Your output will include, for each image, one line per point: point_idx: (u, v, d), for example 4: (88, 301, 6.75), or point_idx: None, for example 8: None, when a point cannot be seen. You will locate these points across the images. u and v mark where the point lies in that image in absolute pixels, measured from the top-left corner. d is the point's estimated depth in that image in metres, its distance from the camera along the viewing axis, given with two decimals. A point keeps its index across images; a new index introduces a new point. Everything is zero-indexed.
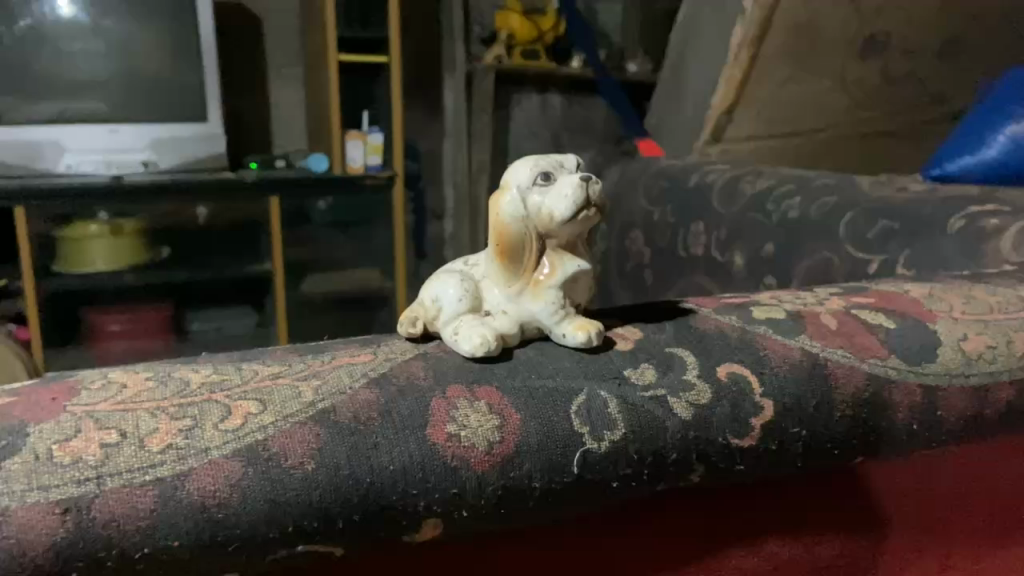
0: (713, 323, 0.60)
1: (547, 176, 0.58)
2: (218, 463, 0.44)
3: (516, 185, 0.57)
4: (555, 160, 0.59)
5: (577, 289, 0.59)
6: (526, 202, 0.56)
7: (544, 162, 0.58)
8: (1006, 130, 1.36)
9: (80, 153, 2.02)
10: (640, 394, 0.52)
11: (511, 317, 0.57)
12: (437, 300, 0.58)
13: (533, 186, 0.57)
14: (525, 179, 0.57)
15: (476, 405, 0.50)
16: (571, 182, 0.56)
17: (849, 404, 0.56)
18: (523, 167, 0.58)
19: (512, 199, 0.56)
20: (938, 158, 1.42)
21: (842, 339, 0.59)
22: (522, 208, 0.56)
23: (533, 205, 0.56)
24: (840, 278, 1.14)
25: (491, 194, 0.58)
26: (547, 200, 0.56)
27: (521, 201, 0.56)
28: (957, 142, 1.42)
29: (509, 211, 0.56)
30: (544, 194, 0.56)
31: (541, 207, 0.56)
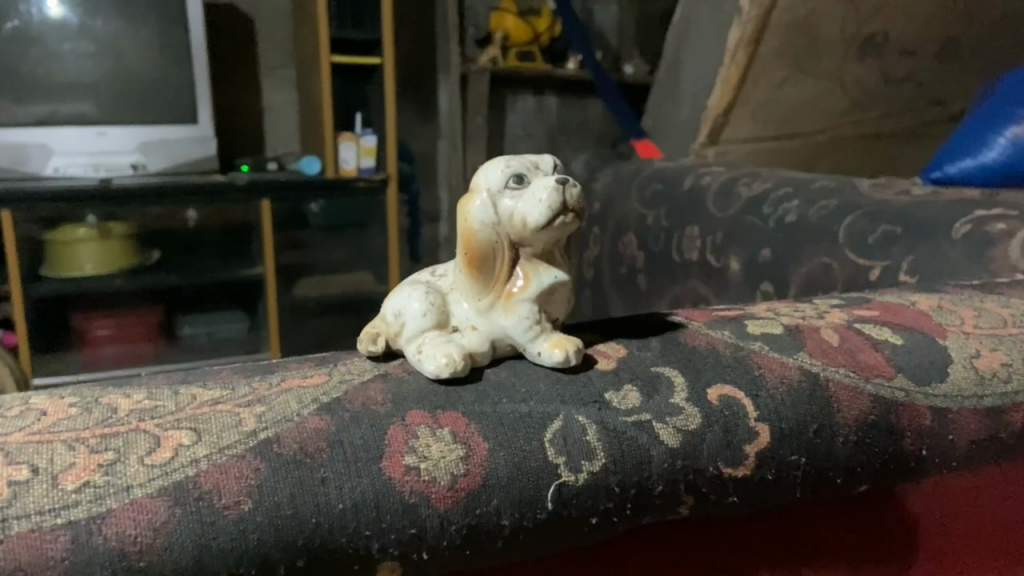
0: (704, 338, 0.55)
1: (520, 179, 0.53)
2: (139, 502, 0.39)
3: (486, 189, 0.52)
4: (530, 160, 0.54)
5: (553, 302, 0.54)
6: (497, 207, 0.52)
7: (517, 163, 0.53)
8: (1006, 132, 1.31)
9: (68, 156, 1.97)
10: (621, 420, 0.47)
11: (481, 334, 0.52)
12: (400, 314, 0.54)
13: (504, 190, 0.52)
14: (496, 182, 0.52)
15: (436, 433, 0.45)
16: (546, 185, 0.51)
17: (852, 428, 0.51)
18: (494, 169, 0.53)
19: (481, 204, 0.51)
20: (937, 159, 1.37)
21: (845, 356, 0.54)
22: (491, 213, 0.51)
23: (504, 210, 0.51)
24: (840, 284, 1.09)
25: (460, 197, 0.53)
26: (520, 205, 0.51)
27: (491, 206, 0.51)
28: (958, 144, 1.37)
29: (478, 217, 0.51)
30: (516, 199, 0.52)
31: (514, 212, 0.51)
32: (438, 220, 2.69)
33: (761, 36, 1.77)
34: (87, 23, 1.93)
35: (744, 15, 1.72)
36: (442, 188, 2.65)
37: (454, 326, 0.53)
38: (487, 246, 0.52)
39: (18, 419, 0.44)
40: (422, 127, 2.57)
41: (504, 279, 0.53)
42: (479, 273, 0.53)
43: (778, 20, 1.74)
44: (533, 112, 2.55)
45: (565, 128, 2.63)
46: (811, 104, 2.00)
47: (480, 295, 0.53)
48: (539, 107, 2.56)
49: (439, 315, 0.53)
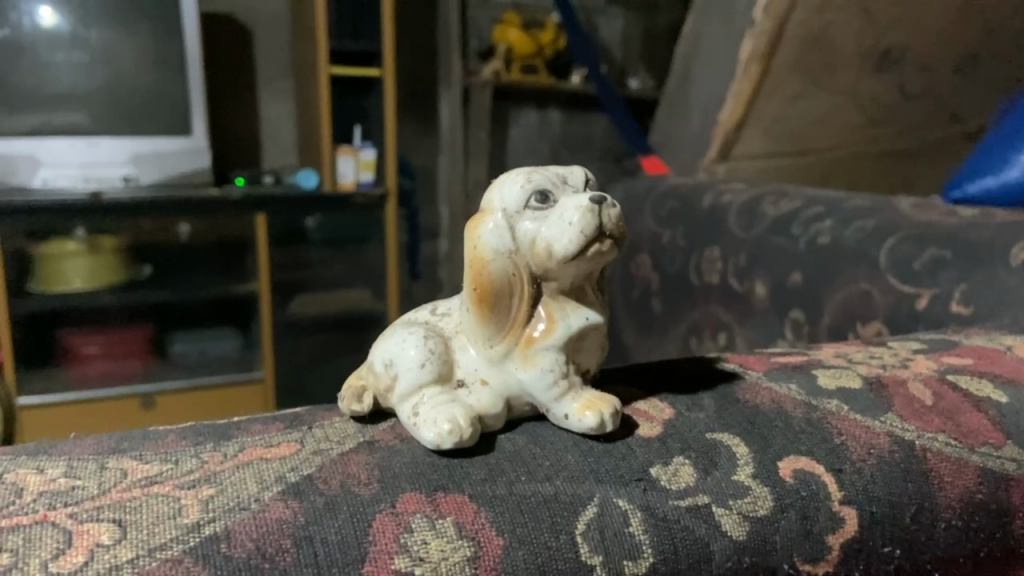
0: (768, 395, 0.46)
1: (543, 197, 0.43)
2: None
3: (501, 210, 0.42)
4: (556, 173, 0.44)
5: (582, 349, 0.44)
6: (515, 230, 0.42)
7: (540, 176, 0.44)
8: None
9: (57, 167, 1.87)
10: (673, 505, 0.37)
11: (493, 391, 0.42)
12: (391, 364, 0.43)
13: (525, 210, 0.42)
14: (515, 200, 0.42)
15: (436, 526, 0.34)
16: (577, 206, 0.42)
17: (956, 511, 0.41)
18: (511, 183, 0.43)
19: (495, 227, 0.42)
20: (960, 176, 1.26)
21: (941, 418, 0.44)
22: (507, 240, 0.41)
23: (524, 236, 0.42)
24: (881, 314, 0.99)
25: (469, 218, 0.44)
26: (544, 229, 0.41)
27: (508, 231, 0.41)
28: (982, 159, 1.27)
29: (491, 243, 0.42)
30: (539, 222, 0.42)
31: (536, 240, 0.41)
32: (439, 236, 2.58)
33: (775, 48, 1.68)
34: (78, 32, 1.84)
35: (758, 27, 1.63)
36: (443, 203, 2.55)
37: (459, 380, 0.43)
38: (502, 280, 0.42)
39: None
40: (423, 141, 2.48)
41: (521, 322, 0.42)
42: (492, 314, 0.42)
43: (793, 32, 1.65)
44: (537, 127, 2.46)
45: (569, 142, 2.54)
46: (826, 120, 1.90)
47: (492, 341, 0.43)
48: (543, 121, 2.47)
49: (440, 367, 0.43)
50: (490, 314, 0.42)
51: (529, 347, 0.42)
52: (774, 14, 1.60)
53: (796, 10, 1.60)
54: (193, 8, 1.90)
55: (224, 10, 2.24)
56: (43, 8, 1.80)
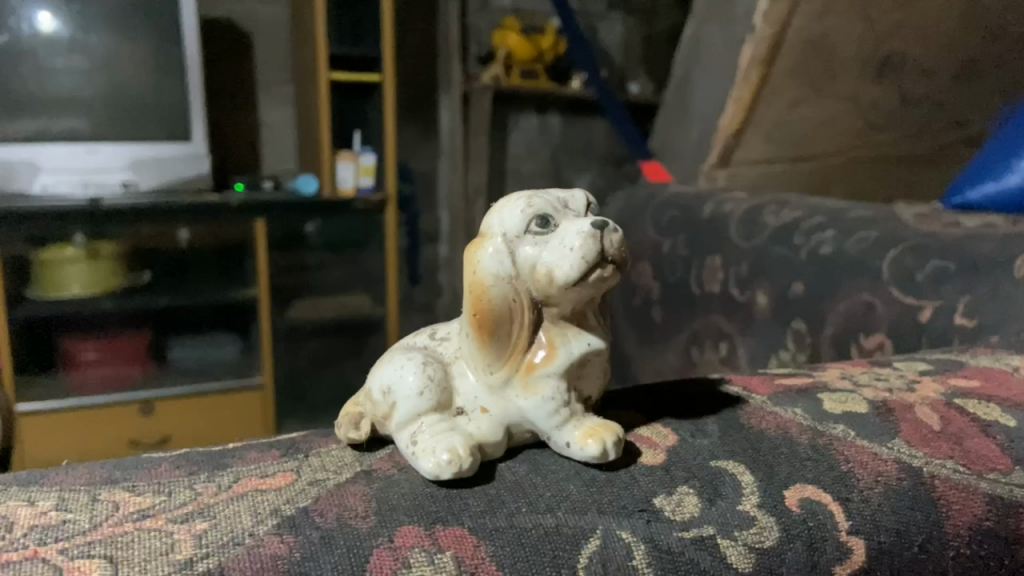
0: (773, 420, 0.45)
1: (545, 221, 0.42)
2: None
3: (501, 234, 0.41)
4: (558, 196, 0.44)
5: (584, 375, 0.43)
6: (515, 256, 0.41)
7: (542, 200, 0.43)
8: None
9: (56, 173, 1.86)
10: (677, 537, 0.36)
11: (493, 419, 0.42)
12: (389, 391, 0.43)
13: (525, 235, 0.41)
14: (515, 225, 0.42)
15: (435, 560, 0.33)
16: (579, 231, 0.41)
17: (965, 539, 0.40)
18: (511, 208, 0.42)
19: (495, 252, 0.41)
20: (960, 183, 1.26)
21: (949, 444, 0.43)
22: (508, 265, 0.41)
23: (525, 261, 0.41)
24: (884, 325, 0.98)
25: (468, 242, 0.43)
26: (545, 255, 0.41)
27: (509, 256, 0.41)
28: (982, 167, 1.26)
29: (491, 269, 0.41)
30: (540, 247, 0.41)
31: (536, 265, 0.41)
32: (439, 242, 2.58)
33: (775, 55, 1.68)
34: (78, 38, 1.84)
35: (758, 34, 1.63)
36: (443, 209, 2.55)
37: (459, 408, 0.42)
38: (503, 306, 0.41)
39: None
40: (423, 147, 2.47)
41: (522, 348, 0.42)
42: (492, 340, 0.41)
43: (793, 38, 1.65)
44: (537, 133, 2.46)
45: (569, 148, 2.54)
46: (826, 126, 1.90)
47: (491, 368, 0.42)
48: (543, 127, 2.47)
49: (440, 395, 0.42)
50: (490, 340, 0.41)
51: (530, 374, 0.42)
52: (774, 21, 1.59)
53: (796, 17, 1.60)
54: (193, 14, 1.89)
55: (224, 16, 2.24)
56: (42, 13, 1.79)
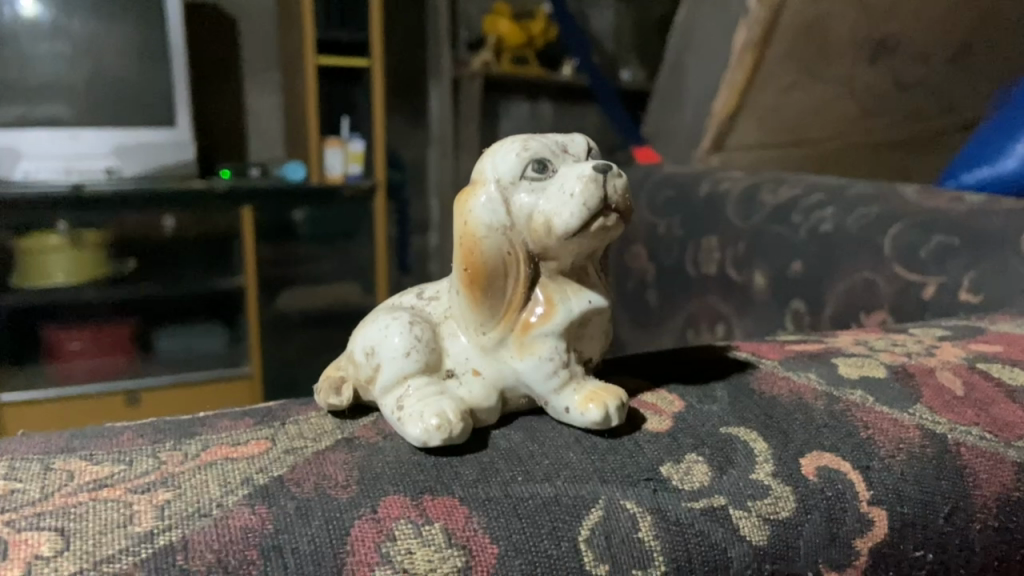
0: (786, 385, 0.42)
1: (541, 166, 0.41)
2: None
3: (495, 181, 0.40)
4: (556, 140, 0.43)
5: (584, 332, 0.42)
6: (509, 203, 0.40)
7: (538, 143, 0.42)
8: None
9: (38, 159, 1.82)
10: (686, 508, 0.33)
11: (485, 383, 0.40)
12: (373, 352, 0.41)
13: (521, 181, 0.40)
14: (510, 171, 0.41)
15: (423, 533, 0.30)
16: (578, 175, 0.40)
17: (991, 511, 0.37)
18: (506, 152, 0.41)
19: (488, 201, 0.40)
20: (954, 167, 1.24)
21: (975, 410, 0.41)
22: (502, 214, 0.40)
23: (521, 209, 0.40)
24: (887, 303, 0.96)
25: (460, 191, 0.42)
26: (542, 203, 0.40)
27: (503, 204, 0.40)
28: (977, 150, 1.24)
29: (484, 219, 0.40)
30: (537, 194, 0.40)
31: (533, 213, 0.40)
32: (429, 229, 2.54)
33: (769, 37, 1.66)
34: (60, 21, 1.79)
35: (752, 16, 1.62)
36: (433, 196, 2.51)
37: (449, 370, 0.41)
38: (497, 259, 0.40)
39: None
40: (412, 133, 2.44)
41: (518, 306, 0.41)
42: (485, 296, 0.40)
43: (789, 20, 1.62)
44: (528, 118, 2.43)
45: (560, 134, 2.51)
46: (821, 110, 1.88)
47: (485, 327, 0.41)
48: (534, 113, 2.44)
49: (427, 357, 0.40)
50: (483, 297, 0.40)
51: (526, 333, 0.40)
52: None
53: None
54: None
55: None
56: None
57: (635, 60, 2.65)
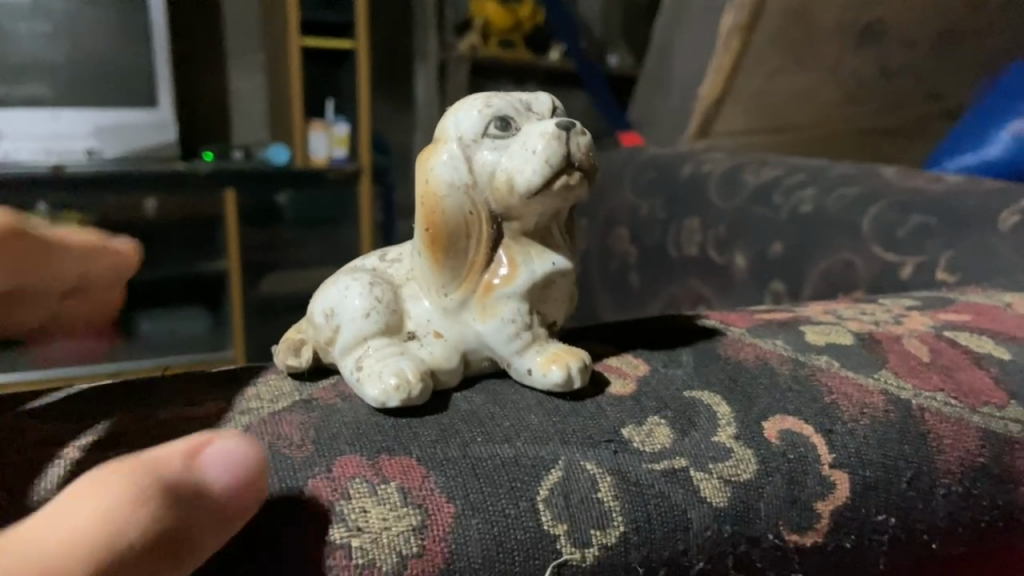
0: (752, 351, 0.42)
1: (504, 124, 0.44)
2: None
3: (457, 139, 0.43)
4: (520, 99, 0.45)
5: (547, 293, 0.45)
6: (472, 160, 0.42)
7: (501, 102, 0.44)
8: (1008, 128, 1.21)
9: (18, 140, 1.80)
10: (646, 469, 0.33)
11: (447, 344, 0.43)
12: (333, 313, 0.44)
13: (484, 138, 0.43)
14: (473, 127, 0.43)
15: (379, 491, 0.31)
16: (541, 133, 0.42)
17: (956, 477, 0.37)
18: (469, 110, 0.44)
19: (450, 158, 0.42)
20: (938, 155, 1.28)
21: (941, 377, 0.40)
22: (463, 172, 0.42)
23: (484, 167, 0.42)
24: (865, 284, 0.95)
25: (423, 149, 0.44)
26: (505, 160, 0.42)
27: (465, 162, 0.42)
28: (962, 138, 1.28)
29: (446, 177, 0.42)
30: (500, 151, 0.43)
31: (495, 172, 0.42)
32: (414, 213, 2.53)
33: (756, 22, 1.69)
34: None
35: None
36: None
37: (411, 332, 0.44)
38: (458, 218, 0.42)
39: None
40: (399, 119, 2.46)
41: (481, 267, 0.43)
42: (447, 256, 0.43)
43: None
44: None
45: None
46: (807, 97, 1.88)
47: (447, 288, 0.44)
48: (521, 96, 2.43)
49: (388, 318, 0.43)
50: (446, 257, 0.43)
51: (489, 295, 0.43)
52: None
53: None
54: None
55: None
56: None
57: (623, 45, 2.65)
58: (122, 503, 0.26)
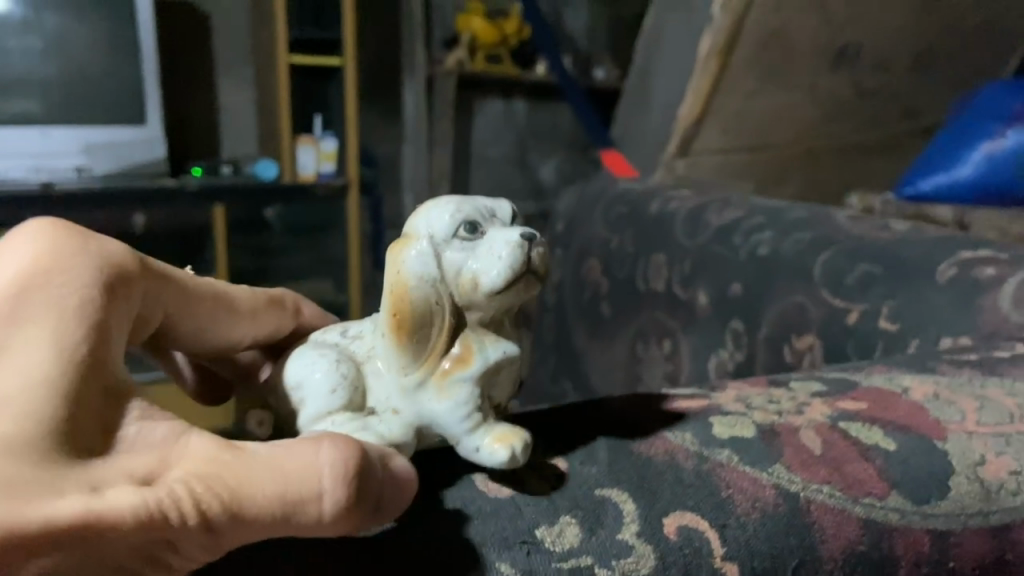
0: (662, 446, 0.47)
1: (472, 228, 0.49)
2: (108, 485, 0.34)
3: (429, 237, 0.48)
4: (485, 207, 0.51)
5: (498, 377, 0.49)
6: (440, 258, 0.48)
7: (470, 208, 0.50)
8: (981, 149, 1.58)
9: (7, 158, 1.90)
10: (554, 568, 0.38)
11: (404, 420, 0.48)
12: (301, 388, 0.50)
13: (454, 240, 0.48)
14: (444, 230, 0.48)
15: None
16: (506, 241, 0.49)
17: (838, 563, 0.42)
18: (442, 213, 0.49)
19: (421, 255, 0.47)
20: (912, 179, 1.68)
21: (830, 467, 0.45)
22: (432, 267, 0.47)
23: (451, 266, 0.48)
24: (816, 326, 1.01)
25: (394, 241, 0.49)
26: (473, 261, 0.48)
27: (434, 259, 0.47)
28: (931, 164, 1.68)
29: (416, 270, 0.47)
30: (468, 252, 0.48)
31: (461, 270, 0.48)
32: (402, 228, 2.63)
33: (732, 47, 1.77)
34: (31, 16, 1.89)
35: (717, 24, 1.70)
36: None
37: (372, 409, 0.49)
38: (423, 306, 0.47)
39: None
40: (384, 130, 2.52)
41: (440, 352, 0.48)
42: (411, 341, 0.47)
43: (750, 29, 1.75)
44: (502, 115, 2.55)
45: (533, 133, 2.64)
46: (785, 113, 2.03)
47: (409, 367, 0.48)
48: (508, 111, 2.56)
49: (352, 395, 0.49)
50: (410, 340, 0.47)
51: (445, 378, 0.47)
52: (732, 12, 1.67)
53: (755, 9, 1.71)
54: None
55: None
56: None
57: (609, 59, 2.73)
58: (303, 484, 0.35)
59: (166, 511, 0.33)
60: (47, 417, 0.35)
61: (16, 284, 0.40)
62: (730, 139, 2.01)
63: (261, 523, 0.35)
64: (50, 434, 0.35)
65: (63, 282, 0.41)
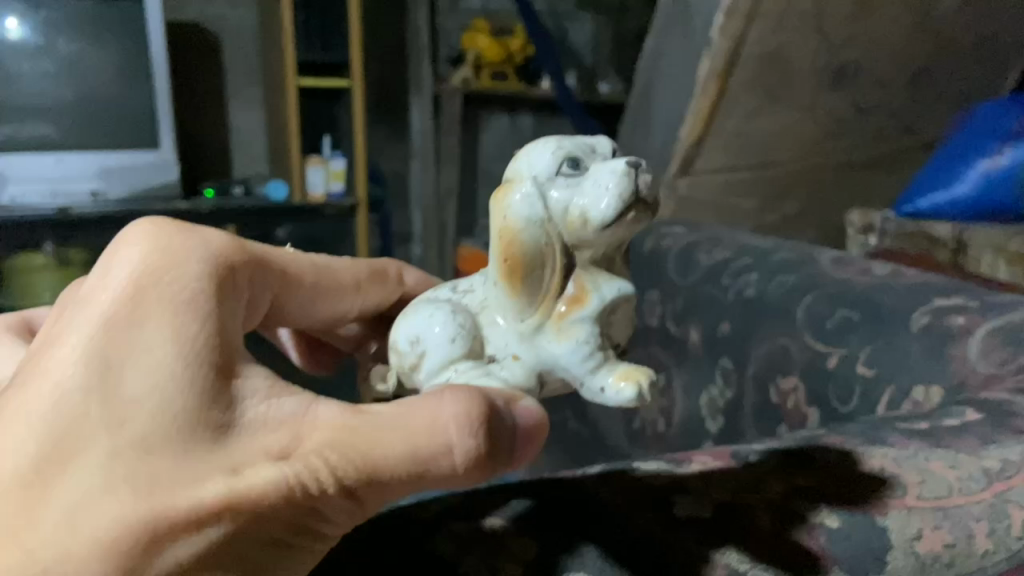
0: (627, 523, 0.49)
1: (575, 165, 0.58)
2: (247, 465, 0.43)
3: (536, 179, 0.57)
4: (586, 144, 0.60)
5: (614, 313, 0.59)
6: (548, 200, 0.57)
7: (573, 148, 0.59)
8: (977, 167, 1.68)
9: (24, 183, 1.99)
10: None
11: (525, 362, 0.60)
12: (423, 340, 0.62)
13: (559, 178, 0.57)
14: (549, 171, 0.58)
15: None
16: (613, 170, 0.56)
17: None
18: (547, 155, 0.58)
19: (529, 200, 0.57)
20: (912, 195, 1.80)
21: (775, 547, 0.49)
22: (540, 209, 0.57)
23: (559, 204, 0.57)
24: (797, 368, 1.06)
25: (505, 186, 0.59)
26: (583, 197, 0.56)
27: (542, 201, 0.57)
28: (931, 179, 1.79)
29: (527, 213, 0.57)
30: (576, 188, 0.57)
31: (570, 208, 0.56)
32: (410, 241, 2.71)
33: (731, 70, 1.81)
34: (43, 43, 1.97)
35: (716, 47, 1.74)
36: (414, 209, 2.67)
37: (492, 354, 0.61)
38: (536, 250, 0.57)
39: (99, 272, 0.50)
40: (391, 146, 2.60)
41: (555, 293, 0.59)
42: (529, 284, 0.58)
43: (748, 51, 1.79)
44: (507, 129, 2.62)
45: None
46: (784, 134, 2.07)
47: (529, 310, 0.60)
48: (514, 125, 2.63)
49: (472, 345, 0.61)
50: (528, 284, 0.58)
51: (563, 320, 0.58)
52: (730, 36, 1.72)
53: (753, 31, 1.75)
54: (157, 16, 2.03)
55: (190, 18, 2.35)
56: (9, 19, 1.92)
57: (613, 73, 2.78)
58: (427, 440, 0.46)
59: (302, 482, 0.43)
60: (173, 402, 0.44)
61: (128, 288, 0.49)
62: (731, 158, 2.05)
63: (397, 478, 0.45)
64: (187, 423, 0.44)
65: (173, 284, 0.50)
